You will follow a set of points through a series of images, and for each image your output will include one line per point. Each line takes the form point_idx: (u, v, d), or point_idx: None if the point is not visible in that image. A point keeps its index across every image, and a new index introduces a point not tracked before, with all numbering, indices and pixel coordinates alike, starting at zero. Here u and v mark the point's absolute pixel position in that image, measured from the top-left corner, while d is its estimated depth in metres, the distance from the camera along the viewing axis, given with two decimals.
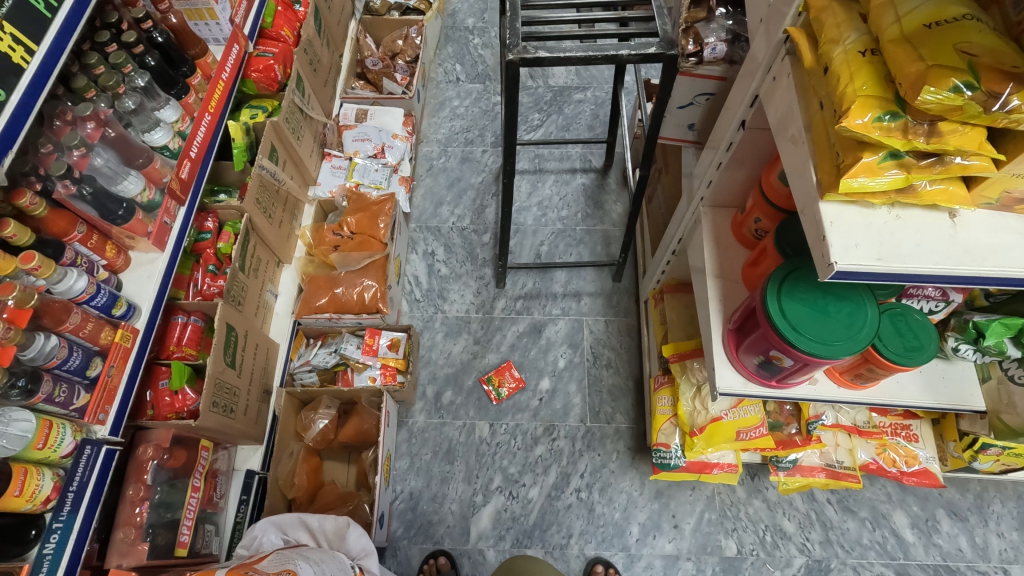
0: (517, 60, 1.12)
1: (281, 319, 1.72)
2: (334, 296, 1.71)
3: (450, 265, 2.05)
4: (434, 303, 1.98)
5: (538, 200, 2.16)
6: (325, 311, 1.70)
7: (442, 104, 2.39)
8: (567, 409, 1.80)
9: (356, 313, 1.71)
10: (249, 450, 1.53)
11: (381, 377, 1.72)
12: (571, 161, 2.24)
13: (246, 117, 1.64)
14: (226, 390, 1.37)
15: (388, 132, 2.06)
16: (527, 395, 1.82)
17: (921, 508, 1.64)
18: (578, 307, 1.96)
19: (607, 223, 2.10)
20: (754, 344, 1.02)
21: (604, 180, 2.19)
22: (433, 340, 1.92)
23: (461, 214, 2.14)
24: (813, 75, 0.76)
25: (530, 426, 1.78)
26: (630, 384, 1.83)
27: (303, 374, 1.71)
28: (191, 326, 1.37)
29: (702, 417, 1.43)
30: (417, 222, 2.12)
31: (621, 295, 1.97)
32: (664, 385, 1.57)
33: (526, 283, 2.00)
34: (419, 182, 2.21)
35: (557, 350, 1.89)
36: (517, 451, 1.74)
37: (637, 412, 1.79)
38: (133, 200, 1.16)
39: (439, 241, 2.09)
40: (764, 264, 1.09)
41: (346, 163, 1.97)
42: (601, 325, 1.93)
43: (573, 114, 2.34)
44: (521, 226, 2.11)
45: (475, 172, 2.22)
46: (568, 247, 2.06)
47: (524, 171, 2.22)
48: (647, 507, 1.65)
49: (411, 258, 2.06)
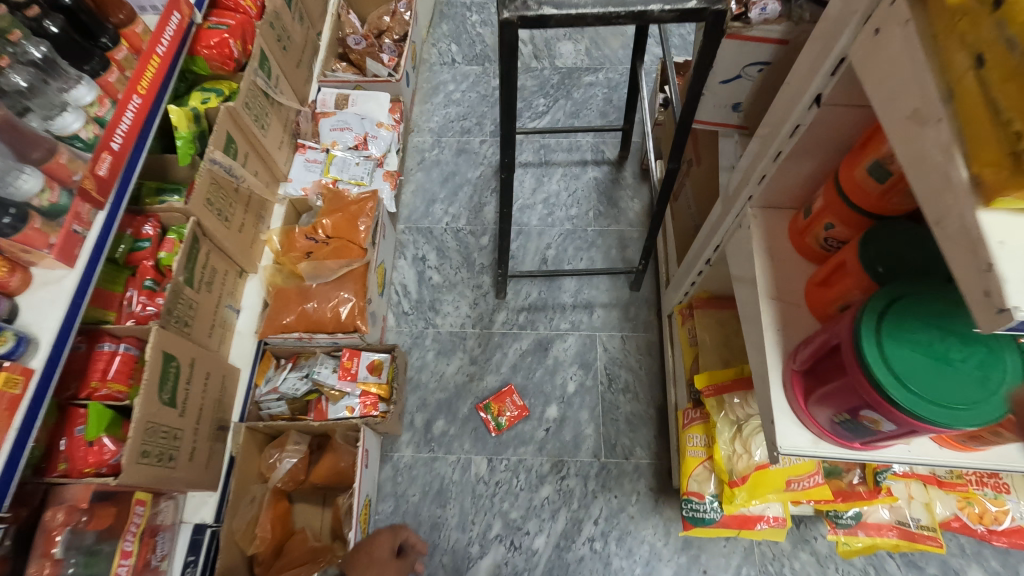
0: (515, 20, 0.85)
1: (242, 339, 1.46)
2: (304, 313, 1.46)
3: (443, 272, 1.79)
4: (425, 316, 1.72)
5: (544, 196, 1.90)
6: (294, 329, 1.45)
7: (436, 89, 2.12)
8: (578, 442, 1.54)
9: (331, 331, 1.47)
10: (201, 498, 1.28)
11: (360, 408, 1.47)
12: (581, 152, 1.97)
13: (196, 101, 1.37)
14: (163, 433, 1.12)
15: (372, 120, 1.81)
16: (531, 425, 1.57)
17: (1002, 564, 1.37)
18: (590, 320, 1.70)
19: (623, 223, 1.84)
20: (835, 395, 0.76)
21: (618, 174, 1.92)
22: (423, 359, 1.67)
23: (456, 213, 1.88)
24: (965, 15, 0.50)
25: (535, 461, 1.52)
26: (650, 412, 1.57)
27: (270, 403, 1.47)
28: (120, 356, 1.12)
29: (743, 463, 1.18)
30: (405, 223, 1.87)
31: (639, 306, 1.71)
32: (693, 421, 1.31)
33: (530, 293, 1.75)
34: (409, 177, 1.95)
35: (566, 371, 1.63)
36: (519, 492, 1.49)
37: (660, 446, 1.53)
38: (28, 204, 0.92)
39: (431, 244, 1.83)
40: (842, 286, 0.83)
41: (323, 156, 1.71)
42: (617, 342, 1.67)
43: (583, 99, 2.07)
44: (524, 227, 1.85)
45: (473, 165, 1.96)
46: (578, 251, 1.80)
47: (527, 164, 1.96)
48: (673, 561, 1.40)
49: (398, 264, 1.80)
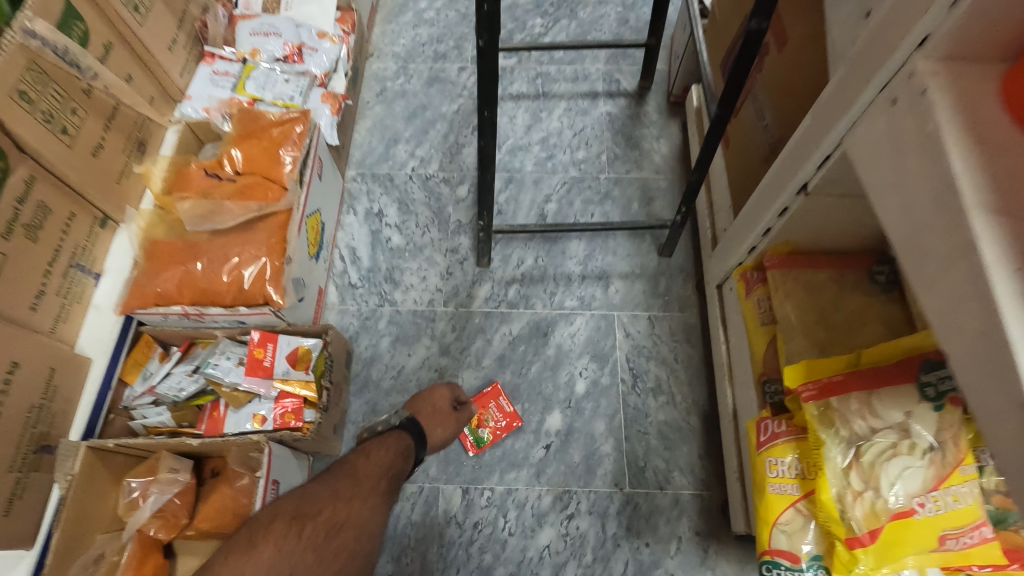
0: None
1: (100, 317, 0.99)
2: (190, 277, 0.98)
3: (406, 232, 1.33)
4: (379, 290, 1.26)
5: (542, 136, 1.44)
6: (176, 301, 0.98)
7: (403, 5, 1.65)
8: (591, 465, 1.09)
9: (230, 304, 0.99)
10: (8, 561, 0.80)
11: (275, 418, 1.01)
12: (589, 82, 1.51)
13: None
14: None
15: (310, 28, 1.33)
16: (525, 440, 1.11)
17: None
18: (605, 296, 1.25)
19: (646, 170, 1.39)
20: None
21: (639, 108, 1.47)
22: (374, 348, 1.21)
23: (425, 157, 1.42)
24: None
25: (530, 493, 1.07)
26: (691, 423, 1.12)
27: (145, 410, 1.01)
28: None
29: (866, 510, 0.73)
30: (357, 168, 1.40)
31: (671, 276, 1.26)
32: (777, 440, 0.84)
33: (524, 260, 1.28)
34: (364, 111, 1.48)
35: (574, 365, 1.18)
36: (508, 538, 1.04)
37: (706, 471, 1.08)
38: None
39: (391, 196, 1.37)
40: None
41: (238, 68, 1.24)
42: (643, 325, 1.21)
43: (591, 19, 1.62)
44: (516, 174, 1.39)
45: (448, 98, 1.50)
46: (587, 206, 1.35)
47: (520, 96, 1.50)
48: None
49: (345, 221, 1.34)
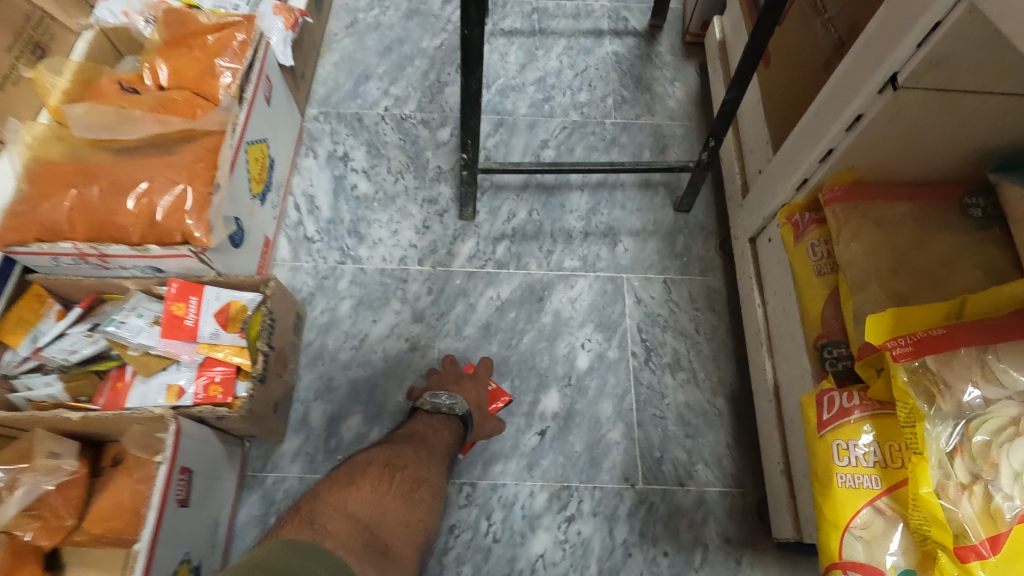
0: None
1: None
2: (89, 206, 0.76)
3: (375, 179, 1.12)
4: (341, 244, 1.05)
5: (538, 76, 1.24)
6: (68, 236, 0.76)
7: None
8: (597, 456, 0.88)
9: (137, 242, 0.77)
10: None
11: (197, 390, 0.78)
12: (593, 18, 1.31)
13: None
14: None
15: None
16: (514, 425, 0.90)
17: None
18: (613, 255, 1.04)
19: (659, 115, 1.19)
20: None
21: (650, 48, 1.27)
22: (333, 314, 0.99)
23: (401, 95, 1.21)
24: None
25: (522, 491, 0.86)
26: (718, 406, 0.92)
27: (34, 380, 0.80)
28: None
29: (979, 508, 0.53)
30: (319, 105, 1.19)
31: (691, 234, 1.06)
32: (848, 417, 0.64)
33: (516, 213, 1.08)
34: (330, 43, 1.27)
35: (576, 337, 0.97)
36: (492, 547, 0.83)
37: (738, 464, 0.88)
38: None
39: (360, 138, 1.16)
40: None
41: None
42: (658, 290, 1.01)
43: None
44: (507, 116, 1.18)
45: (430, 32, 1.29)
46: (590, 154, 1.15)
47: (513, 32, 1.30)
48: None
49: (302, 165, 1.12)
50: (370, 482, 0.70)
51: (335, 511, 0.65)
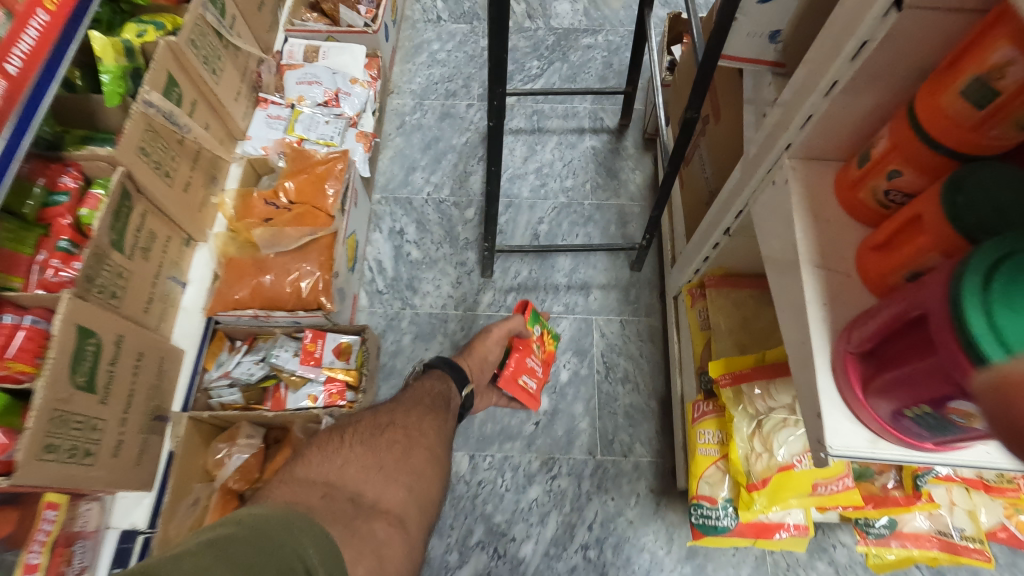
0: None
1: (188, 317, 1.28)
2: (260, 287, 1.27)
3: (423, 247, 1.61)
4: (401, 295, 1.54)
5: (536, 166, 1.72)
6: (248, 306, 1.26)
7: (419, 47, 1.93)
8: (571, 437, 1.38)
9: (290, 309, 1.27)
10: (134, 499, 1.10)
11: (325, 397, 1.28)
12: (577, 119, 1.79)
13: (130, 34, 1.14)
14: (75, 424, 0.93)
15: (344, 75, 1.60)
16: (519, 418, 1.40)
17: None
18: (586, 303, 1.53)
19: (623, 197, 1.67)
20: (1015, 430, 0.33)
21: (618, 143, 1.74)
22: (398, 344, 1.49)
23: (438, 183, 1.69)
24: None
25: (523, 459, 1.35)
26: (652, 406, 1.41)
27: (222, 390, 1.28)
28: (24, 332, 0.91)
29: (763, 465, 1.02)
30: (381, 192, 1.68)
31: (640, 287, 1.54)
32: (706, 416, 1.13)
33: (520, 272, 1.57)
34: (387, 142, 1.76)
35: (559, 360, 1.46)
36: (504, 494, 1.32)
37: (663, 443, 1.37)
38: None
39: (410, 217, 1.65)
40: (910, 250, 0.66)
41: (287, 112, 1.51)
42: (616, 327, 1.50)
43: (580, 62, 1.89)
44: (514, 199, 1.67)
45: (458, 131, 1.78)
46: (573, 227, 1.63)
47: (518, 131, 1.77)
48: (676, 572, 1.25)
49: (372, 238, 1.61)
50: (340, 440, 0.88)
51: (307, 470, 0.80)
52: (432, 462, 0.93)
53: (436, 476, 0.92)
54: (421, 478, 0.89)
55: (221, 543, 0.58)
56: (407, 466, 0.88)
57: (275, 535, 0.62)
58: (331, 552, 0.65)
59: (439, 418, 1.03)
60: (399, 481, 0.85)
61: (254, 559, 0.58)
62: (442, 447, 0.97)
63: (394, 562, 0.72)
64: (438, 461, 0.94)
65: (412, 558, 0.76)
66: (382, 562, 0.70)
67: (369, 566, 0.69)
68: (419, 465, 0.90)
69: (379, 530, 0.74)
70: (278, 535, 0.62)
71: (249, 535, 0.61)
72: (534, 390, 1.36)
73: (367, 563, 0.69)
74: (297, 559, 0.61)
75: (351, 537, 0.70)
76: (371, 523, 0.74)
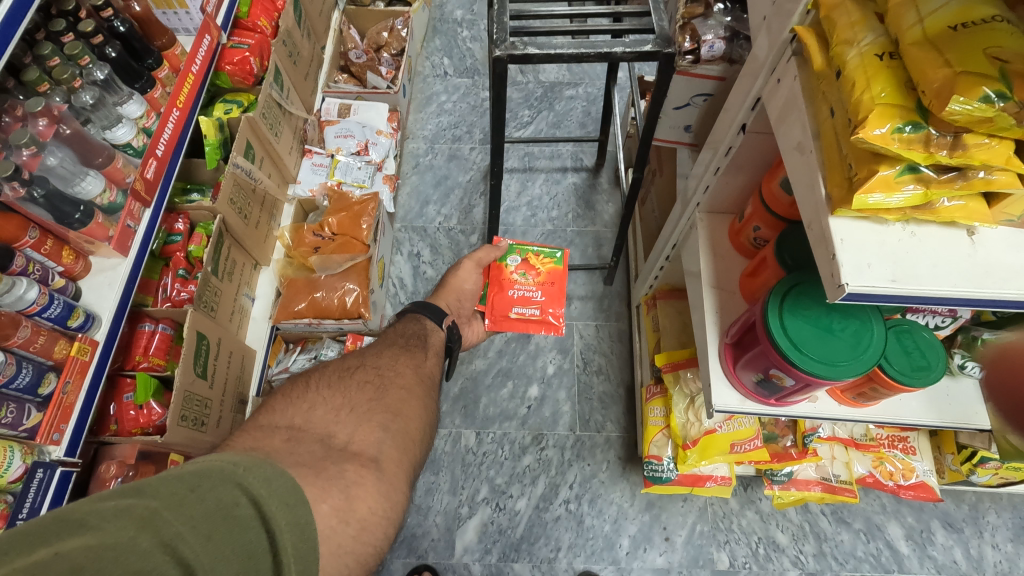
0: (505, 57, 1.06)
1: (257, 324, 1.64)
2: (314, 300, 1.62)
3: (435, 267, 1.96)
4: None
5: (528, 199, 2.10)
6: (304, 316, 1.62)
7: (429, 99, 2.32)
8: (556, 417, 1.75)
9: (337, 318, 1.62)
10: None
11: None
12: (561, 159, 2.17)
13: (219, 112, 1.59)
14: (196, 402, 1.29)
15: (372, 127, 1.97)
16: (515, 402, 1.77)
17: (916, 519, 1.61)
18: (568, 311, 1.90)
19: (599, 225, 2.04)
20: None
21: (595, 179, 2.13)
22: None
23: (448, 214, 2.07)
24: (824, 79, 0.70)
25: (518, 434, 1.72)
26: (620, 392, 1.78)
27: (281, 381, 1.63)
28: (159, 335, 1.30)
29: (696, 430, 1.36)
30: (402, 222, 2.05)
31: (612, 298, 1.92)
32: (656, 395, 1.52)
33: None
34: (405, 180, 2.13)
35: (546, 356, 1.83)
36: (504, 461, 1.69)
37: (628, 420, 1.74)
38: (93, 203, 1.08)
39: (425, 242, 2.01)
40: (763, 276, 1.03)
41: (328, 161, 1.90)
42: (592, 330, 1.87)
43: (564, 111, 2.28)
44: (510, 227, 2.04)
45: (463, 170, 2.15)
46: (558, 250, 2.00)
47: (512, 169, 2.16)
48: (638, 519, 1.60)
49: (395, 259, 1.98)
50: (307, 384, 0.85)
51: (272, 417, 0.77)
52: (408, 399, 0.89)
53: (415, 413, 0.88)
54: (397, 415, 0.84)
55: (148, 488, 0.53)
56: (380, 404, 0.84)
57: (218, 470, 0.57)
58: (284, 484, 0.59)
59: (414, 358, 1.02)
60: (373, 420, 0.80)
61: (187, 496, 0.53)
62: (421, 388, 0.94)
63: (366, 501, 0.67)
64: (415, 399, 0.90)
65: (389, 498, 0.71)
66: (351, 502, 0.65)
67: (335, 503, 0.64)
68: (394, 403, 0.86)
69: (350, 471, 0.69)
70: (216, 472, 0.56)
71: (184, 477, 0.55)
72: (535, 314, 1.43)
73: (333, 501, 0.64)
74: (239, 491, 0.56)
75: (314, 476, 0.65)
76: (341, 465, 0.69)
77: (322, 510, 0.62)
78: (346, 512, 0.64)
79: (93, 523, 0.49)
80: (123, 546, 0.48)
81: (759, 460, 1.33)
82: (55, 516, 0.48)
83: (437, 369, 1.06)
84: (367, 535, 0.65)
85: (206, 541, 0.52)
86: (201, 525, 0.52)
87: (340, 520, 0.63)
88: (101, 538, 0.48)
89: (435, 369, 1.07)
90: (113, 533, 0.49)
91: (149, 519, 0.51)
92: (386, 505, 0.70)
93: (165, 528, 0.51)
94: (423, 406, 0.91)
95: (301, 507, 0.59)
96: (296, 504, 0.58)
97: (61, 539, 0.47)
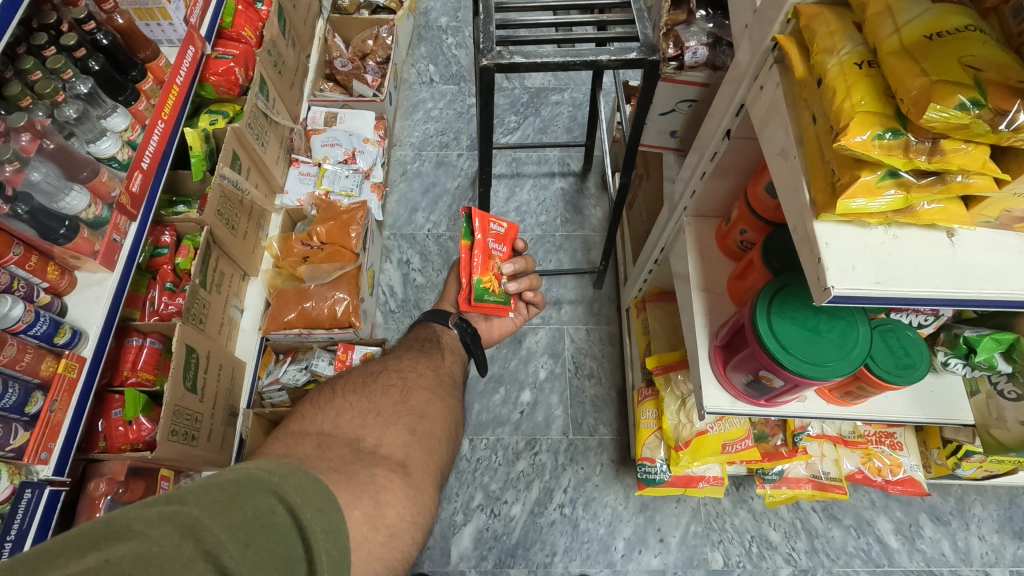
0: (492, 66, 1.07)
1: (247, 336, 1.63)
2: (303, 310, 1.61)
3: (426, 274, 1.96)
4: (410, 313, 1.89)
5: (516, 205, 2.11)
6: (294, 326, 1.60)
7: (415, 106, 2.32)
8: (549, 422, 1.75)
9: (328, 327, 1.60)
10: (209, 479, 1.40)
11: None
12: (549, 165, 2.19)
13: (205, 123, 1.61)
14: (186, 416, 1.28)
15: (359, 135, 1.97)
16: (508, 408, 1.77)
17: (904, 514, 1.64)
18: (559, 315, 1.91)
19: (589, 228, 2.06)
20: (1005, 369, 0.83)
21: (583, 184, 2.14)
22: None
23: (437, 221, 2.07)
24: (805, 87, 0.71)
25: (512, 440, 1.73)
26: (612, 395, 1.79)
27: (273, 393, 1.61)
28: (147, 349, 1.29)
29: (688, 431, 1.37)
30: (391, 230, 2.05)
31: (602, 302, 1.93)
32: (647, 398, 1.53)
33: None
34: (393, 187, 2.13)
35: (538, 360, 1.84)
36: (498, 467, 1.69)
37: (620, 423, 1.75)
38: (77, 217, 1.07)
39: (415, 249, 2.01)
40: (751, 279, 1.05)
41: (315, 170, 1.90)
42: (583, 334, 1.88)
43: (550, 116, 2.29)
44: None
45: (451, 177, 2.16)
46: (548, 254, 2.01)
47: (500, 175, 2.17)
48: (632, 521, 1.61)
49: (385, 267, 1.97)
50: (333, 392, 0.85)
51: (302, 423, 0.77)
52: (433, 400, 0.90)
53: (439, 415, 0.88)
54: (423, 417, 0.84)
55: (190, 495, 0.52)
56: (406, 407, 0.84)
57: (254, 478, 0.56)
58: (318, 490, 0.59)
59: (432, 362, 1.02)
60: (399, 423, 0.80)
61: (228, 504, 0.53)
62: (444, 389, 0.95)
63: (395, 506, 0.67)
64: (439, 400, 0.91)
65: (417, 502, 0.71)
66: (381, 508, 0.65)
67: (366, 510, 0.64)
68: (419, 405, 0.86)
69: (379, 476, 0.69)
70: (253, 480, 0.55)
71: (223, 484, 0.54)
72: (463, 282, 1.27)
73: (364, 507, 0.64)
74: (275, 498, 0.55)
75: (346, 482, 0.65)
76: (370, 470, 0.69)
77: (354, 517, 0.62)
78: (376, 519, 0.64)
79: (138, 529, 0.49)
80: (167, 555, 0.48)
81: (750, 459, 1.35)
82: (101, 521, 0.48)
83: (456, 368, 1.06)
84: (396, 541, 0.65)
85: (246, 549, 0.52)
86: (240, 534, 0.52)
87: (370, 527, 0.63)
88: (147, 546, 0.48)
89: (455, 369, 1.07)
90: (158, 541, 0.49)
91: (191, 528, 0.50)
92: (413, 511, 0.69)
93: (207, 537, 0.51)
94: (446, 410, 0.91)
95: (335, 514, 0.58)
96: (329, 511, 0.58)
97: (109, 545, 0.47)
